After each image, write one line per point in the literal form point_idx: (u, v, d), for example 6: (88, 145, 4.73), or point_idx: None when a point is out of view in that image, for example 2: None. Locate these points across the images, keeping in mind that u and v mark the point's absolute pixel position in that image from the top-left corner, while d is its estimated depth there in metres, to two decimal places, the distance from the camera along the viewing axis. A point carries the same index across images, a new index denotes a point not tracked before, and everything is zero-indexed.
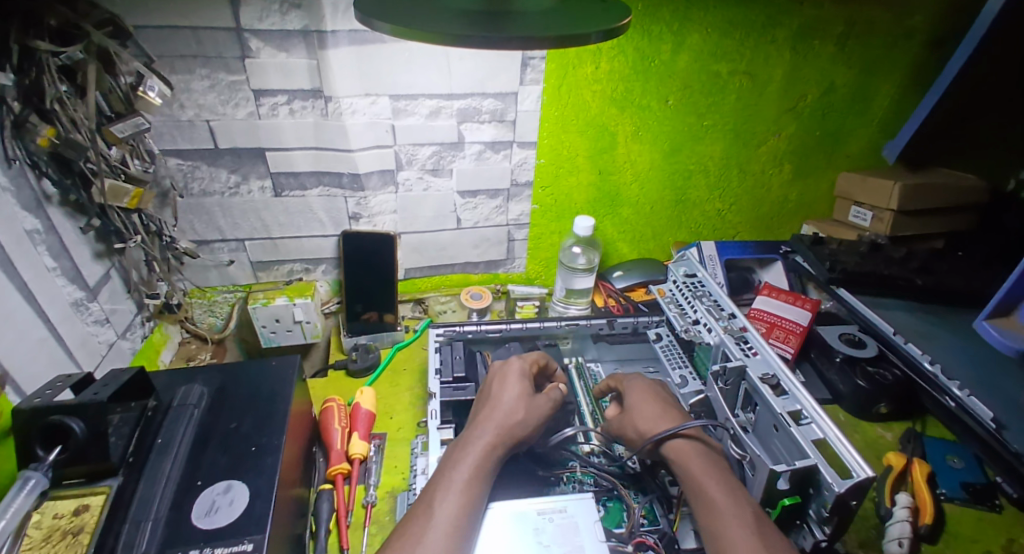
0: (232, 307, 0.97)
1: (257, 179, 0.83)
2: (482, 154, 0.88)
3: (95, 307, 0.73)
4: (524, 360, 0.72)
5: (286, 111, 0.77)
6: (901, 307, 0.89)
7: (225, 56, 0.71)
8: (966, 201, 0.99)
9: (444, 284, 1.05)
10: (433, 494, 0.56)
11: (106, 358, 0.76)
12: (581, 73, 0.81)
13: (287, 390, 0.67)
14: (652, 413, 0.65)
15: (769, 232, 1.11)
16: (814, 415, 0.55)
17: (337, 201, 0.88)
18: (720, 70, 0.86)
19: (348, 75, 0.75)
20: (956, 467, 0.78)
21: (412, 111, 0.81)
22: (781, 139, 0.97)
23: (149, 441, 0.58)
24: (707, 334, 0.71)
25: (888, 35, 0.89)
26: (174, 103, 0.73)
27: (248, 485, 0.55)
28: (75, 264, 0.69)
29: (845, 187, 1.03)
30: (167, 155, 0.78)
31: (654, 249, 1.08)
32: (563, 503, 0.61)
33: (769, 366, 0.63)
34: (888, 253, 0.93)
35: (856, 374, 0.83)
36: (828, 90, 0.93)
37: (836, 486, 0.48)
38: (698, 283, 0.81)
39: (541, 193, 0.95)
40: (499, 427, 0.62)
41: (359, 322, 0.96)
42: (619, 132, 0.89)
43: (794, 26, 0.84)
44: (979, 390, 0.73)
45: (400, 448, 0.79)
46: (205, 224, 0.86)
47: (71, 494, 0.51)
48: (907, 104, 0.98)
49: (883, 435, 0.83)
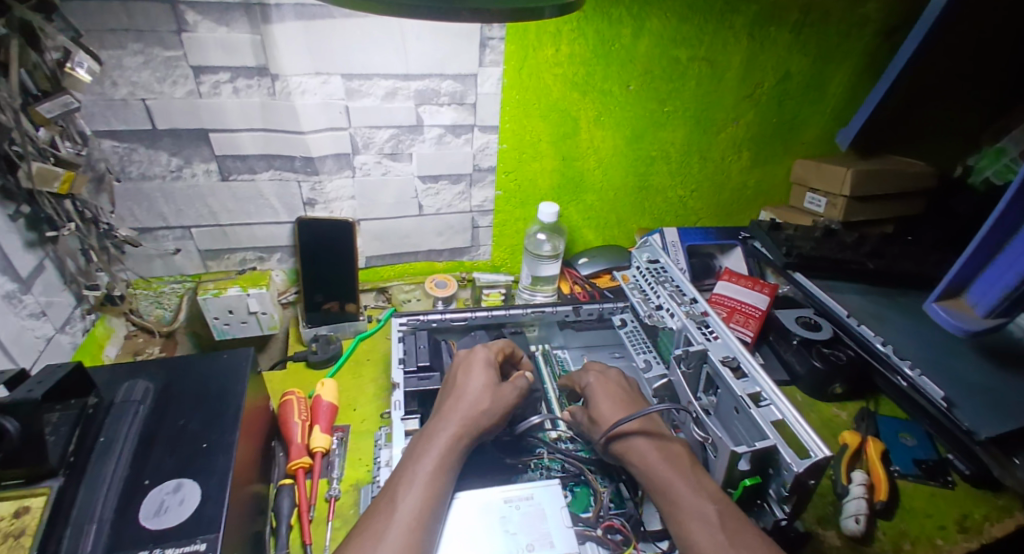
0: (182, 298, 0.91)
1: (201, 163, 0.78)
2: (442, 138, 0.86)
3: (31, 300, 0.68)
4: (489, 349, 0.71)
5: (229, 90, 0.72)
6: (853, 289, 0.92)
7: (159, 30, 0.66)
8: (913, 187, 1.03)
9: (407, 273, 1.03)
10: (395, 488, 0.55)
11: (45, 353, 0.71)
12: (542, 56, 0.80)
13: (240, 384, 0.64)
14: (617, 405, 0.65)
15: (730, 218, 1.13)
16: (773, 397, 0.57)
17: (290, 186, 0.84)
18: (679, 55, 0.86)
19: (296, 51, 0.71)
20: (909, 444, 0.83)
21: (366, 92, 0.77)
22: (740, 126, 0.98)
23: (90, 441, 0.54)
24: (669, 318, 0.72)
25: (841, 23, 0.91)
26: (105, 81, 0.68)
27: (199, 483, 0.52)
28: (5, 255, 0.64)
29: (801, 174, 1.06)
30: (101, 137, 0.72)
31: (619, 236, 1.09)
32: (530, 491, 0.61)
33: (729, 349, 0.64)
34: (841, 237, 0.96)
35: (812, 355, 0.86)
36: (784, 78, 0.94)
37: (794, 466, 0.50)
38: (661, 269, 0.82)
39: (505, 179, 0.93)
40: (463, 419, 0.61)
41: (319, 312, 0.93)
42: (582, 118, 0.89)
43: (752, 13, 0.85)
44: (923, 366, 0.77)
45: (365, 440, 0.77)
46: (146, 211, 0.81)
47: (9, 497, 0.48)
48: (859, 93, 1.02)
49: (838, 415, 0.88)
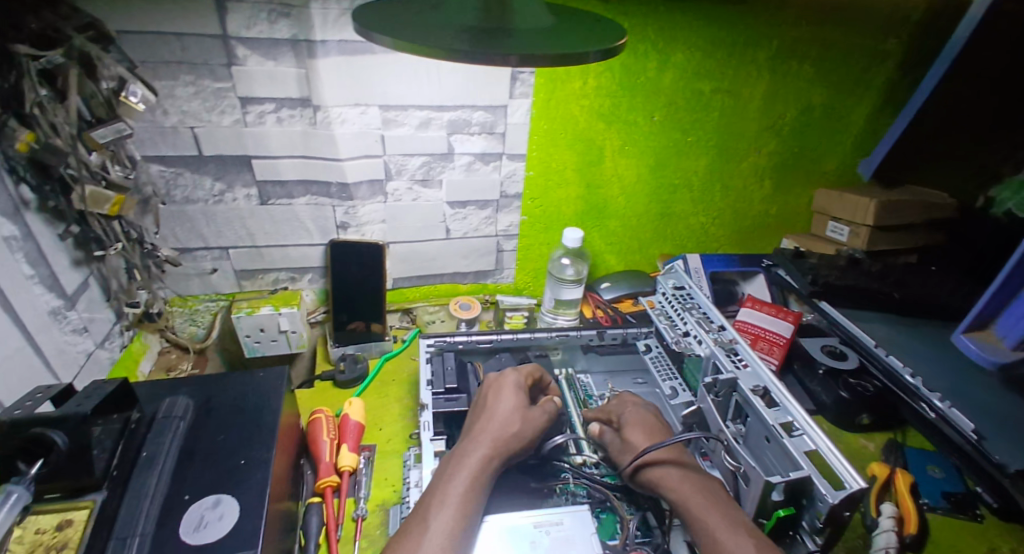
0: (215, 315, 0.93)
1: (242, 187, 0.81)
2: (472, 166, 0.88)
3: (74, 316, 0.71)
4: (519, 373, 0.72)
5: (273, 119, 0.76)
6: (878, 319, 0.92)
7: (211, 62, 0.70)
8: (937, 217, 1.03)
9: (432, 295, 1.04)
10: (426, 508, 0.56)
11: (85, 368, 0.73)
12: (570, 88, 0.83)
13: (275, 402, 0.65)
14: (646, 435, 0.67)
15: (751, 245, 1.14)
16: (806, 427, 0.57)
17: (325, 210, 0.87)
18: (702, 87, 0.88)
19: (338, 85, 0.75)
20: (936, 477, 0.82)
21: (401, 122, 0.81)
22: (762, 155, 1.00)
23: (133, 455, 0.55)
24: (697, 346, 0.72)
25: (861, 57, 0.93)
26: (157, 109, 0.72)
27: (238, 498, 0.54)
28: (52, 272, 0.67)
29: (824, 202, 1.07)
30: (149, 161, 0.76)
31: (640, 261, 1.10)
32: (559, 516, 0.61)
33: (759, 378, 0.64)
34: (865, 266, 0.97)
35: (838, 386, 0.85)
36: (806, 109, 0.96)
37: (829, 497, 0.49)
38: (687, 296, 0.82)
39: (530, 205, 0.95)
40: (494, 440, 0.62)
41: (345, 332, 0.95)
42: (607, 147, 0.91)
43: (773, 47, 0.87)
44: (954, 397, 0.76)
45: (391, 460, 0.77)
46: (187, 231, 0.84)
47: (53, 509, 0.49)
48: (880, 125, 1.03)
49: (866, 446, 0.87)
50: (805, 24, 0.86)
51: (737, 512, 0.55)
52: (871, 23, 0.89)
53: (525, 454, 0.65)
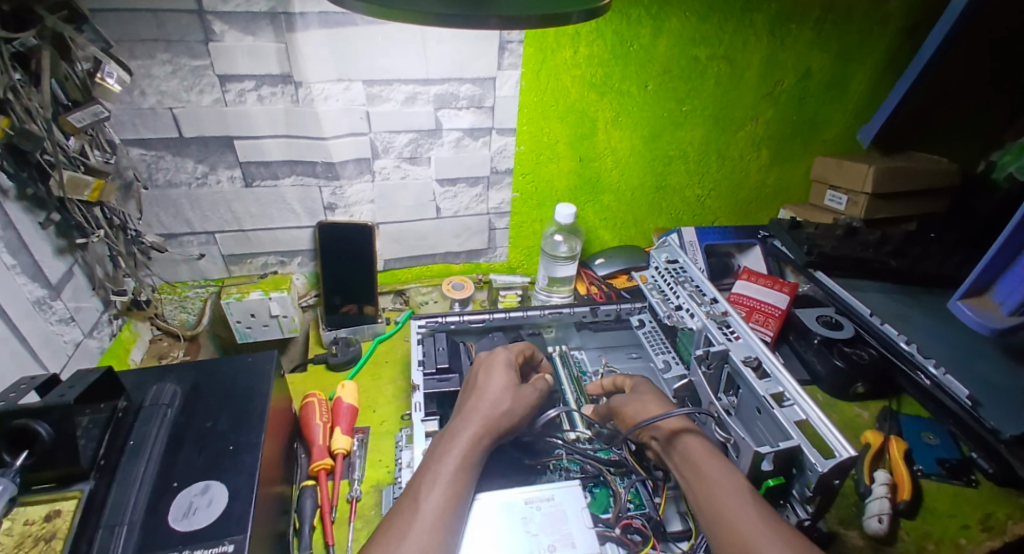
0: (205, 302, 0.93)
1: (225, 169, 0.79)
2: (461, 141, 0.86)
3: (59, 306, 0.70)
4: (510, 351, 0.71)
5: (254, 97, 0.74)
6: (875, 289, 0.91)
7: (188, 39, 0.67)
8: (937, 184, 1.01)
9: (425, 275, 1.03)
10: (418, 487, 0.56)
11: (73, 358, 0.73)
12: (560, 58, 0.80)
13: (265, 386, 0.65)
14: (644, 404, 0.65)
15: (748, 217, 1.12)
16: (796, 397, 0.56)
17: (312, 191, 0.85)
18: (698, 54, 0.85)
19: (321, 60, 0.73)
20: (931, 444, 0.82)
21: (387, 97, 0.78)
22: (759, 124, 0.97)
23: (121, 443, 0.55)
24: (690, 319, 0.71)
25: (862, 18, 0.89)
26: (134, 90, 0.70)
27: (226, 484, 0.53)
28: (35, 261, 0.66)
29: (821, 171, 1.04)
30: (129, 144, 0.74)
31: (635, 236, 1.08)
32: (550, 492, 0.61)
33: (751, 349, 0.63)
34: (863, 236, 0.95)
35: (833, 355, 0.85)
36: (805, 75, 0.93)
37: (819, 466, 0.49)
38: (680, 269, 0.81)
39: (521, 181, 0.93)
40: (485, 419, 0.62)
41: (338, 315, 0.94)
42: (599, 119, 0.89)
43: (772, 11, 0.84)
44: (951, 366, 0.76)
45: (384, 441, 0.78)
46: (171, 216, 0.82)
47: (42, 500, 0.50)
48: (881, 88, 1.00)
49: (860, 415, 0.87)
50: None
51: (736, 471, 0.54)
52: None
53: (518, 431, 0.65)
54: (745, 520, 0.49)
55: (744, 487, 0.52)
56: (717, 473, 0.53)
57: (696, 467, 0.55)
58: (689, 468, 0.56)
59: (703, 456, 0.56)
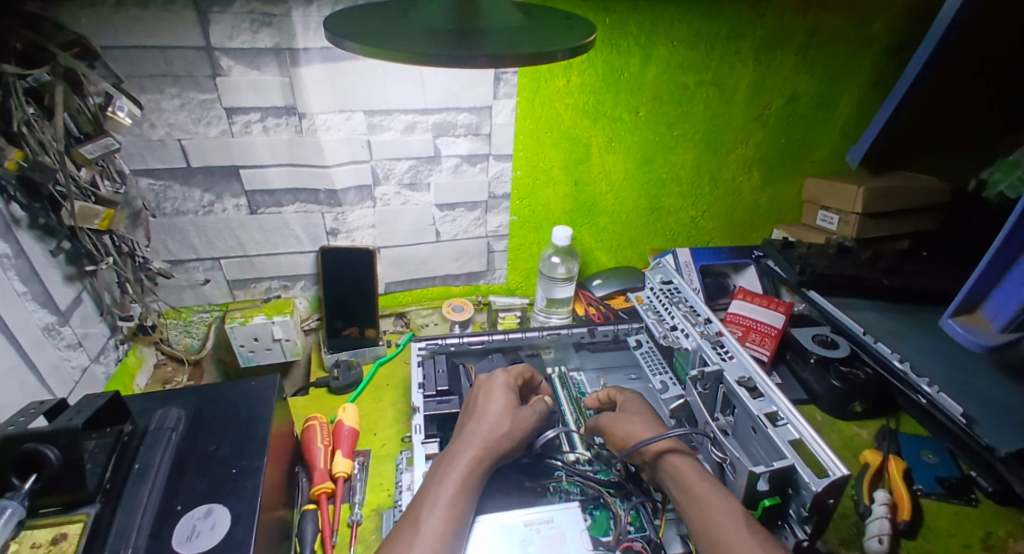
0: (209, 326, 0.94)
1: (231, 198, 0.82)
2: (459, 167, 0.89)
3: (68, 332, 0.72)
4: (509, 373, 0.72)
5: (259, 128, 0.76)
6: (870, 307, 0.92)
7: (195, 75, 0.70)
8: (927, 202, 1.03)
9: (425, 297, 1.05)
10: (418, 509, 0.56)
11: (79, 383, 0.74)
12: (553, 87, 0.83)
13: (267, 410, 0.66)
14: (636, 423, 0.66)
15: (743, 237, 1.14)
16: (790, 416, 0.57)
17: (315, 217, 0.88)
18: (687, 81, 0.88)
19: (322, 92, 0.75)
20: (931, 462, 0.81)
21: (387, 126, 0.81)
22: (750, 146, 1.00)
23: (126, 467, 0.56)
24: (684, 339, 0.72)
25: (843, 44, 0.93)
26: (144, 123, 0.72)
27: (229, 508, 0.54)
28: (45, 288, 0.68)
29: (812, 192, 1.07)
30: (138, 175, 0.76)
31: (632, 257, 1.10)
32: (549, 514, 0.61)
33: (745, 369, 0.64)
34: (856, 254, 0.96)
35: (830, 374, 0.86)
36: (793, 99, 0.96)
37: (813, 486, 0.50)
38: (675, 290, 0.82)
39: (519, 205, 0.96)
40: (484, 440, 0.62)
41: (339, 338, 0.96)
42: (593, 144, 0.91)
43: (757, 38, 0.87)
44: (946, 383, 0.76)
45: (385, 464, 0.78)
46: (178, 244, 0.85)
47: (49, 523, 0.51)
48: (867, 109, 1.02)
49: (859, 434, 0.87)
50: (787, 13, 0.86)
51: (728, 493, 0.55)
52: (852, 10, 0.89)
53: (515, 454, 0.65)
54: (739, 541, 0.50)
55: (737, 508, 0.53)
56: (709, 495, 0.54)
57: (688, 490, 0.56)
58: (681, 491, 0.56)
59: (695, 476, 0.57)
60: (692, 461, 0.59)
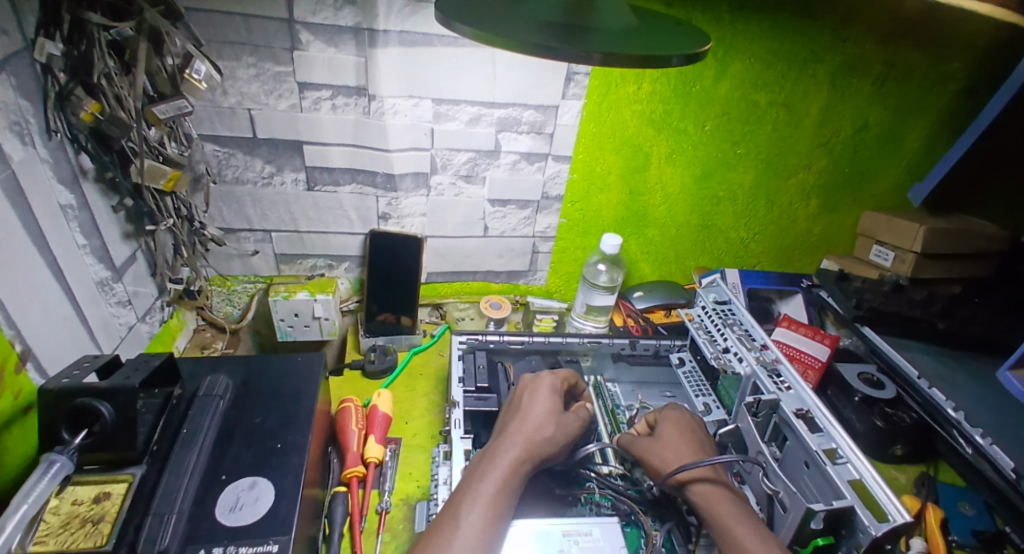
0: (252, 297, 0.95)
1: (291, 172, 0.82)
2: (517, 164, 0.88)
3: (119, 289, 0.72)
4: (556, 376, 0.71)
5: (328, 106, 0.76)
6: (923, 350, 0.89)
7: (274, 46, 0.71)
8: (987, 249, 1.00)
9: (463, 291, 1.04)
10: (457, 505, 0.55)
11: (125, 340, 0.74)
12: (623, 92, 0.82)
13: (312, 388, 0.66)
14: (678, 443, 0.65)
15: (790, 264, 1.12)
16: (850, 455, 0.55)
17: (368, 200, 0.87)
18: (758, 100, 0.87)
19: (395, 76, 0.75)
20: (966, 513, 0.79)
21: (453, 117, 0.81)
22: (811, 173, 0.98)
23: (173, 431, 0.56)
24: (738, 363, 0.70)
25: (923, 78, 0.90)
26: (217, 90, 0.73)
27: (273, 482, 0.54)
28: (104, 243, 0.68)
29: (869, 225, 1.04)
30: (204, 140, 0.77)
31: (675, 273, 1.08)
32: (588, 526, 0.60)
33: (803, 402, 0.62)
34: (910, 294, 0.94)
35: (874, 414, 0.82)
36: (862, 129, 0.94)
37: (872, 529, 0.48)
38: (729, 311, 0.81)
39: (570, 208, 0.95)
40: (527, 442, 0.62)
41: (376, 322, 0.95)
42: (654, 154, 0.90)
43: (835, 63, 0.85)
44: (1001, 437, 0.74)
45: (416, 454, 0.77)
46: (233, 212, 0.85)
47: (92, 480, 0.51)
48: (936, 148, 0.99)
49: (897, 477, 0.85)
50: (869, 40, 0.84)
51: (771, 540, 0.53)
52: (937, 43, 0.87)
53: (557, 459, 0.64)
54: None
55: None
56: (751, 540, 0.53)
57: (730, 531, 0.55)
58: (721, 531, 0.55)
59: (734, 522, 0.55)
60: (734, 501, 0.58)
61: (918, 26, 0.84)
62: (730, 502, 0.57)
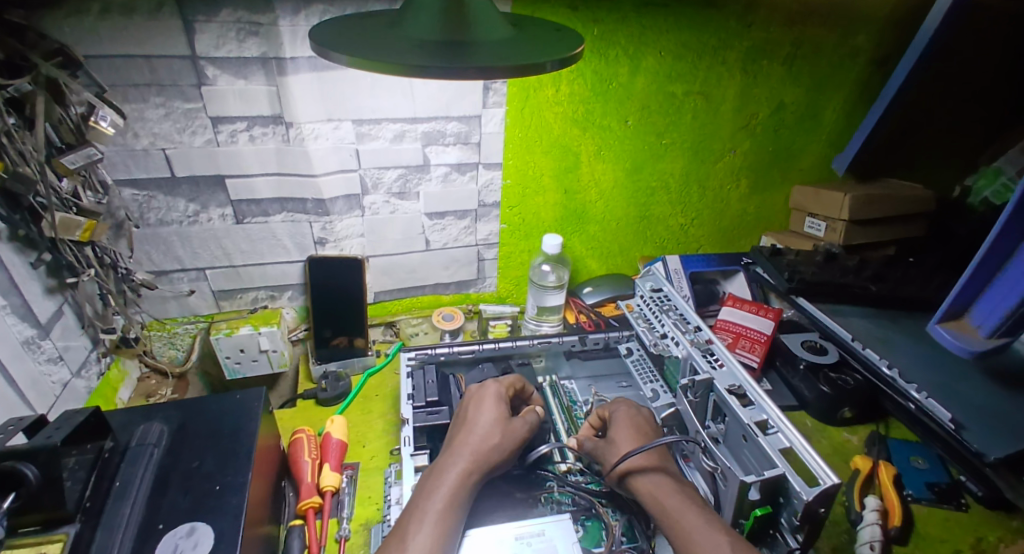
0: (194, 338, 0.94)
1: (217, 208, 0.81)
2: (449, 176, 0.89)
3: (48, 345, 0.70)
4: (500, 383, 0.71)
5: (245, 138, 0.76)
6: (858, 313, 0.92)
7: (181, 83, 0.70)
8: (913, 210, 1.05)
9: (415, 306, 1.04)
10: (405, 525, 0.55)
11: (60, 399, 0.72)
12: (543, 96, 0.83)
13: (253, 423, 0.65)
14: (626, 440, 0.65)
15: (731, 244, 1.15)
16: (780, 425, 0.57)
17: (302, 226, 0.87)
18: (675, 90, 0.89)
19: (310, 101, 0.75)
20: (920, 468, 0.82)
21: (376, 135, 0.81)
22: (737, 155, 1.01)
23: (106, 485, 0.55)
24: (675, 347, 0.73)
25: (831, 55, 0.94)
26: (127, 133, 0.71)
27: (213, 526, 0.53)
28: (25, 301, 0.66)
29: (799, 199, 1.08)
30: (121, 185, 0.75)
31: (622, 265, 1.10)
32: (541, 526, 0.61)
33: (735, 378, 0.64)
34: (843, 262, 0.97)
35: (820, 381, 0.87)
36: (779, 108, 0.97)
37: (803, 495, 0.50)
38: (664, 297, 0.83)
39: (508, 213, 0.96)
40: (474, 453, 0.62)
41: (327, 348, 0.94)
42: (582, 152, 0.91)
43: (744, 48, 0.88)
44: (936, 390, 0.77)
45: (374, 477, 0.77)
46: (162, 254, 0.83)
47: (27, 543, 0.49)
48: (853, 120, 1.04)
49: (849, 439, 0.88)
50: (773, 24, 0.88)
51: (717, 524, 0.54)
52: (838, 20, 0.91)
53: (506, 466, 0.64)
54: None
55: (726, 546, 0.51)
56: (697, 527, 0.53)
57: (676, 523, 0.55)
58: (668, 521, 0.56)
59: (680, 512, 0.56)
60: (681, 493, 0.58)
61: (817, 8, 0.88)
62: (676, 494, 0.58)
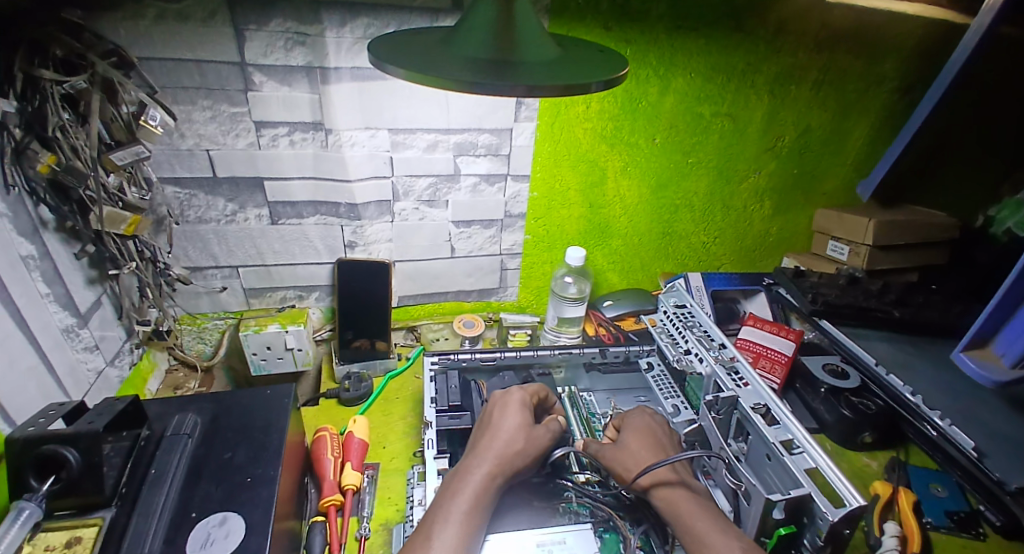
0: (223, 334, 0.96)
1: (254, 208, 0.84)
2: (477, 187, 0.90)
3: (86, 334, 0.72)
4: (524, 391, 0.72)
5: (286, 142, 0.78)
6: (880, 338, 0.92)
7: (228, 88, 0.73)
8: (939, 237, 1.04)
9: (436, 312, 1.06)
10: (431, 526, 0.55)
11: (95, 386, 0.74)
12: (573, 112, 0.85)
13: (282, 419, 0.66)
14: (642, 449, 0.66)
15: (752, 264, 1.16)
16: (805, 445, 0.57)
17: (333, 230, 0.89)
18: (703, 111, 0.91)
19: (349, 109, 0.77)
20: (939, 495, 0.82)
21: (410, 144, 0.83)
22: (762, 176, 1.02)
23: (142, 472, 0.57)
24: (698, 363, 0.74)
25: (859, 82, 0.95)
26: (174, 133, 0.74)
27: (243, 517, 0.54)
28: (67, 291, 0.68)
29: (823, 222, 1.08)
30: (165, 182, 0.78)
31: (642, 280, 1.11)
32: (563, 535, 0.62)
33: (760, 397, 0.65)
34: (865, 286, 0.97)
35: (841, 404, 0.87)
36: (805, 132, 0.98)
37: (829, 515, 0.50)
38: (688, 313, 0.85)
39: (534, 224, 0.97)
40: (499, 457, 0.63)
41: (350, 349, 0.96)
42: (609, 168, 0.93)
43: (772, 72, 0.90)
44: (959, 418, 0.76)
45: (394, 478, 0.77)
46: (198, 251, 0.86)
47: (62, 526, 0.51)
48: (879, 145, 1.05)
49: (868, 464, 0.87)
50: (803, 50, 0.89)
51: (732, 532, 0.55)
52: (867, 48, 0.92)
53: (529, 473, 0.65)
54: None
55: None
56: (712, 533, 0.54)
57: (691, 529, 0.56)
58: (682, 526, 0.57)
59: (693, 517, 0.57)
60: (699, 500, 0.59)
61: (846, 34, 0.90)
62: (691, 501, 0.59)
